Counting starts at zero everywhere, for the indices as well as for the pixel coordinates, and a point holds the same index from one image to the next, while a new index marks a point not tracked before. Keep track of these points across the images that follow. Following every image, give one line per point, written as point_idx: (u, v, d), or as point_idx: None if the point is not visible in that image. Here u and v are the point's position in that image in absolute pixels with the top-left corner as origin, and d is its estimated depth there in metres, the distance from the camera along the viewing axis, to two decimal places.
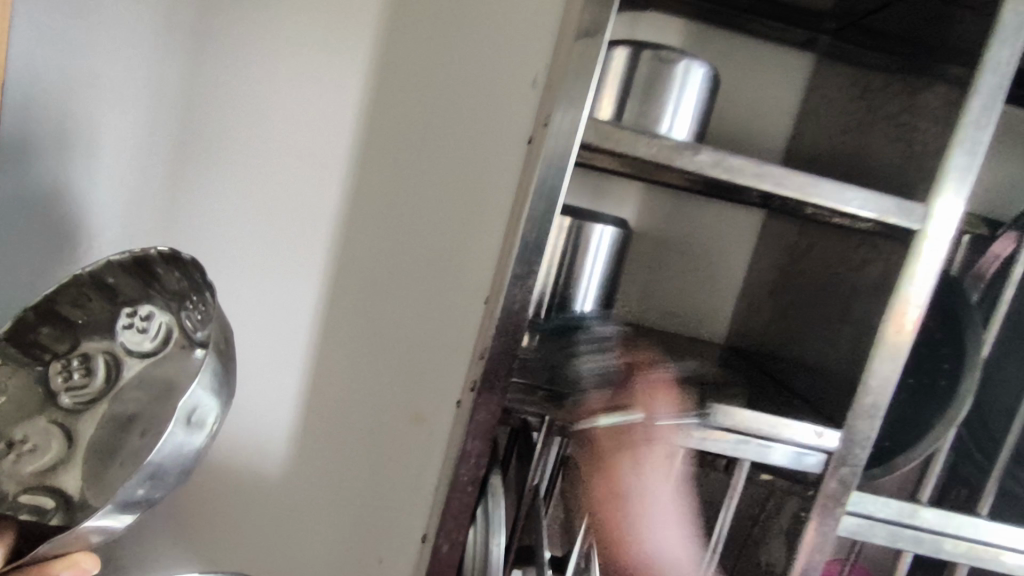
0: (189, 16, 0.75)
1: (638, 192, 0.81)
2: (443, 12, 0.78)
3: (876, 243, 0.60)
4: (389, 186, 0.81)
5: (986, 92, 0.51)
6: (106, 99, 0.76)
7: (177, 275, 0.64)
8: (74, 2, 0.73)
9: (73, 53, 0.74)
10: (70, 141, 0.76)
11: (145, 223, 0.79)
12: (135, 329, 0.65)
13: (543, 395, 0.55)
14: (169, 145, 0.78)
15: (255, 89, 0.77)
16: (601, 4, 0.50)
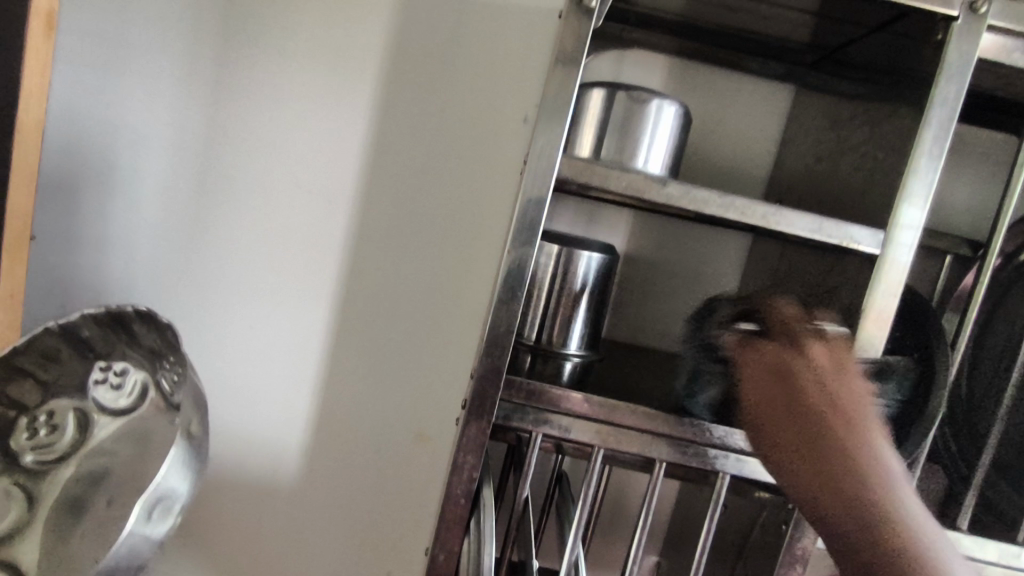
0: (209, 74, 0.82)
1: (628, 219, 0.85)
2: (441, 57, 0.84)
3: (846, 265, 0.64)
4: (392, 219, 0.86)
5: (935, 125, 0.55)
6: (135, 151, 0.83)
7: (154, 333, 0.64)
8: (109, 57, 0.81)
9: (107, 105, 0.82)
10: (105, 180, 0.83)
11: (169, 253, 0.86)
12: (108, 385, 0.67)
13: (530, 413, 0.59)
14: (192, 193, 0.85)
15: (268, 137, 0.84)
16: (572, 54, 0.55)
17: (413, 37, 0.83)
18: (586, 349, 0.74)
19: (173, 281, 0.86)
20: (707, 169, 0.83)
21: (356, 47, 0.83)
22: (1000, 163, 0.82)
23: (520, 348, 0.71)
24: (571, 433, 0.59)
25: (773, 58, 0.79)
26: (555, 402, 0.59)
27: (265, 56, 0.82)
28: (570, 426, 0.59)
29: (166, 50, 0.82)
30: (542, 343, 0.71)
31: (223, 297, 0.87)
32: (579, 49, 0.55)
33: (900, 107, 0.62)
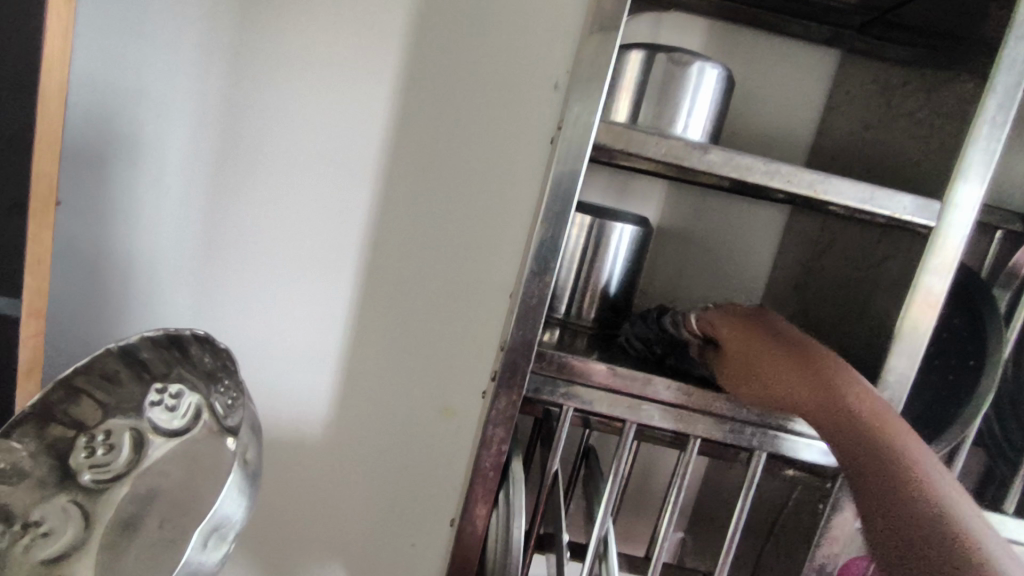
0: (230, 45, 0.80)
1: (660, 191, 0.82)
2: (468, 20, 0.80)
3: (895, 239, 0.61)
4: (419, 188, 0.84)
5: (1001, 90, 0.51)
6: (155, 128, 0.82)
7: (209, 354, 0.63)
8: (128, 28, 0.79)
9: (128, 78, 0.80)
10: (125, 156, 0.82)
11: (190, 232, 0.85)
12: (163, 407, 0.68)
13: (561, 386, 0.58)
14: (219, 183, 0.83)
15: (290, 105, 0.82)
16: (611, 13, 0.52)
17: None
18: (615, 322, 0.73)
19: (194, 260, 0.86)
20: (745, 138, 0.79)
21: (381, 10, 0.80)
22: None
23: (550, 322, 0.70)
24: (601, 407, 0.58)
25: (818, 21, 0.75)
26: (586, 375, 0.57)
27: (288, 20, 0.80)
28: (600, 400, 0.58)
29: (185, 21, 0.79)
30: (571, 317, 0.71)
31: (244, 277, 0.87)
32: (620, 7, 0.52)
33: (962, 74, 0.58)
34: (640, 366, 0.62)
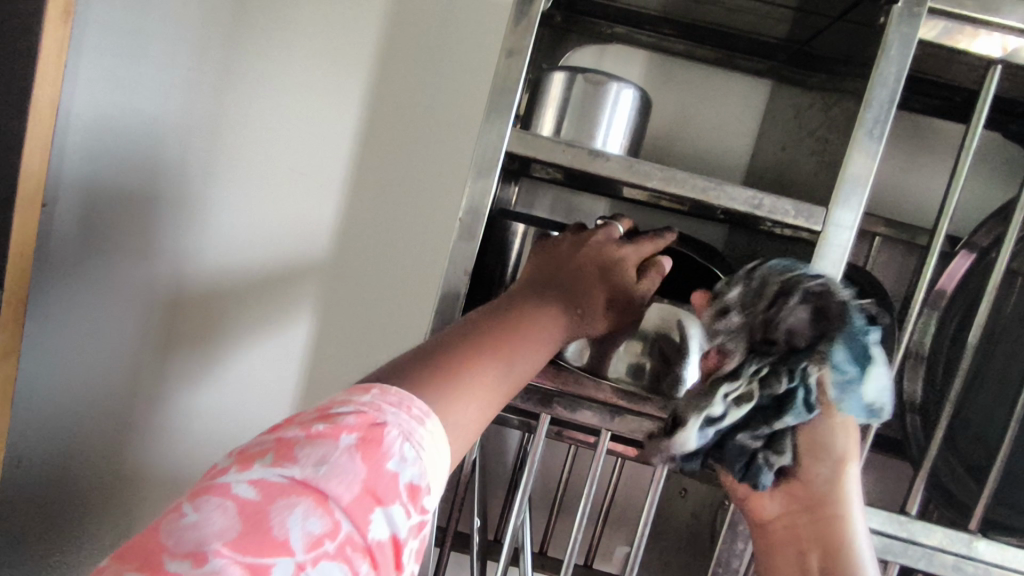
0: (189, 73, 0.87)
1: (607, 207, 0.87)
2: (426, 35, 0.82)
3: (798, 251, 0.65)
4: (368, 201, 0.86)
5: (875, 107, 0.56)
6: (146, 196, 0.90)
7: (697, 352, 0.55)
8: (112, 106, 0.89)
9: (120, 149, 0.89)
10: (120, 216, 0.91)
11: (146, 312, 0.93)
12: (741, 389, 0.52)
13: None
14: (175, 283, 0.92)
15: (249, 134, 0.87)
16: (517, 46, 0.59)
17: (404, 17, 0.82)
18: None
19: (158, 346, 0.94)
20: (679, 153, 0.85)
21: (344, 33, 0.84)
22: (997, 164, 0.80)
23: None
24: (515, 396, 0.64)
25: (753, 54, 0.82)
26: None
27: (262, 43, 0.85)
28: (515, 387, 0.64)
29: (167, 88, 0.88)
30: None
31: (198, 371, 0.94)
32: (525, 39, 0.59)
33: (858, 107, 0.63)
34: None
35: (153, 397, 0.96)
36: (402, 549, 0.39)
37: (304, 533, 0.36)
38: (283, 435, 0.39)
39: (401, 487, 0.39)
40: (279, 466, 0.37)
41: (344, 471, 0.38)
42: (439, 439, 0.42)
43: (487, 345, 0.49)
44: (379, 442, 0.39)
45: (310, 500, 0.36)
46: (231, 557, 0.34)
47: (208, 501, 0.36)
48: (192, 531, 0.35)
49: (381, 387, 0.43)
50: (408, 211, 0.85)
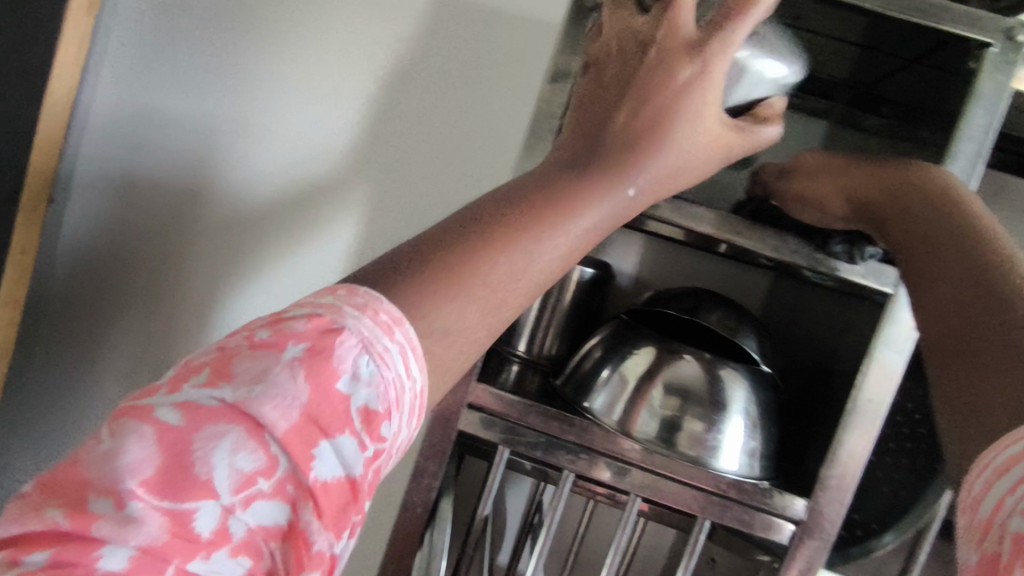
0: (208, 80, 0.84)
1: (642, 242, 0.80)
2: (457, 55, 0.80)
3: (856, 308, 0.58)
4: (387, 219, 0.84)
5: (958, 163, 0.52)
6: (164, 197, 0.88)
7: (714, 406, 0.55)
8: (134, 101, 0.86)
9: (141, 148, 0.87)
10: (136, 216, 0.88)
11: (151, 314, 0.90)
12: (697, 441, 0.55)
13: (498, 425, 0.56)
14: (181, 296, 0.89)
15: (267, 146, 0.85)
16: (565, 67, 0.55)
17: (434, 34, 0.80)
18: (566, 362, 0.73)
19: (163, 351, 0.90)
20: (724, 188, 0.77)
21: (379, 45, 0.81)
22: None
23: (513, 359, 0.72)
24: (536, 451, 0.56)
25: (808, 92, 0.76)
26: (522, 416, 0.55)
27: (287, 50, 0.83)
28: (535, 440, 0.55)
29: (190, 87, 0.85)
30: (533, 357, 0.72)
31: None
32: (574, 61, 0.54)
33: (931, 161, 0.58)
34: (575, 404, 0.60)
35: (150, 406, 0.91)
36: (360, 485, 0.37)
37: (231, 473, 0.34)
38: (225, 348, 0.38)
39: (353, 412, 0.37)
40: (214, 385, 0.35)
41: (283, 392, 0.35)
42: (411, 349, 0.39)
43: (535, 215, 0.45)
44: (331, 351, 0.37)
45: (240, 430, 0.34)
46: (149, 501, 0.32)
47: (126, 425, 0.34)
48: (108, 458, 0.33)
49: (347, 287, 0.41)
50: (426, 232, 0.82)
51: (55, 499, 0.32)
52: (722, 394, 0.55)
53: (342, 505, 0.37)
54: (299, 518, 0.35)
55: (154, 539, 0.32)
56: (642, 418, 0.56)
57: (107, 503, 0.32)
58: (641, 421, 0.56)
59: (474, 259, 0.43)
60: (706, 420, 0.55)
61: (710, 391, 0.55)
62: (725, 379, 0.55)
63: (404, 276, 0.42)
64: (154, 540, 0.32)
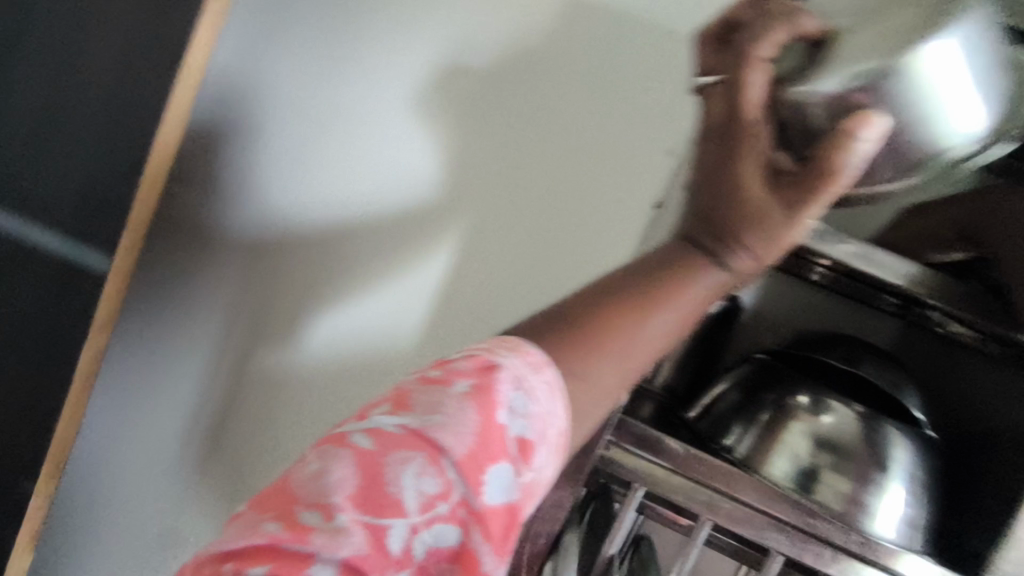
0: (326, 70, 0.82)
1: None
2: (597, 69, 0.76)
3: None
4: (500, 230, 0.80)
5: None
6: (265, 172, 0.84)
7: (868, 461, 0.52)
8: (246, 71, 0.83)
9: (249, 119, 0.84)
10: (236, 190, 0.85)
11: (235, 293, 0.87)
12: (848, 496, 0.51)
13: (637, 464, 0.52)
14: (273, 276, 0.87)
15: (380, 145, 0.81)
16: None
17: (574, 44, 0.76)
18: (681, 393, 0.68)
19: (249, 330, 0.88)
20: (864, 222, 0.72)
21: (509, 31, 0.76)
22: None
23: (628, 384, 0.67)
24: (676, 496, 0.51)
25: None
26: (666, 454, 0.52)
27: (411, 28, 0.79)
28: (675, 483, 0.52)
29: (303, 59, 0.82)
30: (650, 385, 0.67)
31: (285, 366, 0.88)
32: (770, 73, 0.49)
33: None
34: (710, 445, 0.56)
35: (232, 386, 0.90)
36: (517, 512, 0.38)
37: (417, 494, 0.36)
38: (402, 387, 0.40)
39: (509, 442, 0.38)
40: (396, 416, 0.38)
41: (457, 422, 0.37)
42: (556, 390, 0.40)
43: (670, 282, 0.46)
44: (492, 388, 0.39)
45: (424, 456, 0.36)
46: (353, 514, 0.35)
47: (328, 451, 0.37)
48: (317, 478, 0.36)
49: (500, 336, 0.42)
50: (536, 236, 0.78)
51: (270, 512, 0.36)
52: (877, 449, 0.52)
53: (502, 532, 0.37)
54: (469, 541, 0.37)
55: (356, 552, 0.34)
56: (784, 466, 0.53)
57: (317, 516, 0.35)
58: (782, 469, 0.53)
59: (615, 327, 0.44)
60: (859, 476, 0.52)
61: (861, 445, 0.52)
62: (882, 434, 0.53)
63: (557, 322, 0.44)
64: (358, 554, 0.35)
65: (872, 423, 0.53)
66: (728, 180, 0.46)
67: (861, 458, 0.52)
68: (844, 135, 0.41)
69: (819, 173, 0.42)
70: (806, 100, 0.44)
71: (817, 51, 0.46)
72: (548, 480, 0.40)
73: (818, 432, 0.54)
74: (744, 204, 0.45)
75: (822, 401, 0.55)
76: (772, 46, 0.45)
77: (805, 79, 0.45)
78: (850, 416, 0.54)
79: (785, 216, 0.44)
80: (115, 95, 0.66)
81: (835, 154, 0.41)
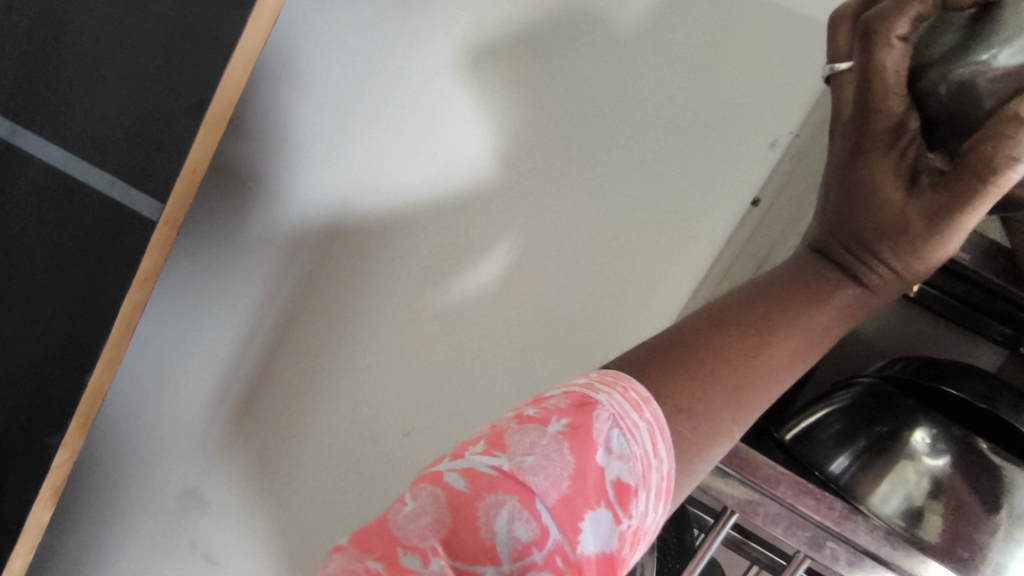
0: (386, 32, 0.73)
1: None
2: (703, 36, 0.64)
3: None
4: (567, 219, 0.71)
5: None
6: (318, 127, 0.77)
7: (991, 508, 0.46)
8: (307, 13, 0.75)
9: (306, 67, 0.76)
10: (285, 144, 0.78)
11: (277, 255, 0.82)
12: (964, 544, 0.46)
13: (732, 490, 0.46)
14: (319, 240, 0.80)
15: (442, 125, 0.73)
16: None
17: (677, 5, 0.64)
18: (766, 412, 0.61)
19: (290, 296, 0.83)
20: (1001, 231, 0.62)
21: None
22: None
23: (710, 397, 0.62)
24: (775, 528, 0.45)
25: None
26: (767, 481, 0.46)
27: None
28: (775, 513, 0.45)
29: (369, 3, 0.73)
30: None
31: (325, 337, 0.83)
32: None
33: None
34: (806, 475, 0.51)
35: (267, 352, 0.85)
36: (619, 565, 0.32)
37: (510, 542, 0.31)
38: (499, 423, 0.35)
39: (608, 486, 0.32)
40: (489, 454, 0.33)
41: (552, 464, 0.32)
42: (660, 431, 0.34)
43: (807, 291, 0.39)
44: (591, 428, 0.32)
45: (516, 500, 0.31)
46: (446, 561, 0.32)
47: (420, 490, 0.33)
48: (410, 521, 0.33)
49: (603, 368, 0.36)
50: (613, 221, 0.70)
51: (372, 554, 0.33)
52: (1004, 496, 0.46)
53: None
54: None
55: None
56: (891, 504, 0.48)
57: (416, 560, 0.32)
58: (889, 506, 0.48)
59: (724, 356, 0.37)
60: (981, 523, 0.46)
61: (981, 488, 0.47)
62: (1012, 480, 0.46)
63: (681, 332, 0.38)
64: None
65: (1001, 467, 0.47)
66: (861, 186, 0.38)
67: (982, 504, 0.46)
68: (1011, 126, 0.32)
69: (973, 174, 0.33)
70: (974, 81, 0.34)
71: (982, 22, 0.34)
72: (654, 528, 0.34)
73: (932, 470, 0.48)
74: (881, 213, 0.37)
75: (939, 437, 0.49)
76: (911, 23, 0.35)
77: (967, 57, 0.34)
78: (972, 457, 0.48)
79: (929, 226, 0.36)
80: (181, 45, 0.62)
81: (1003, 151, 0.32)
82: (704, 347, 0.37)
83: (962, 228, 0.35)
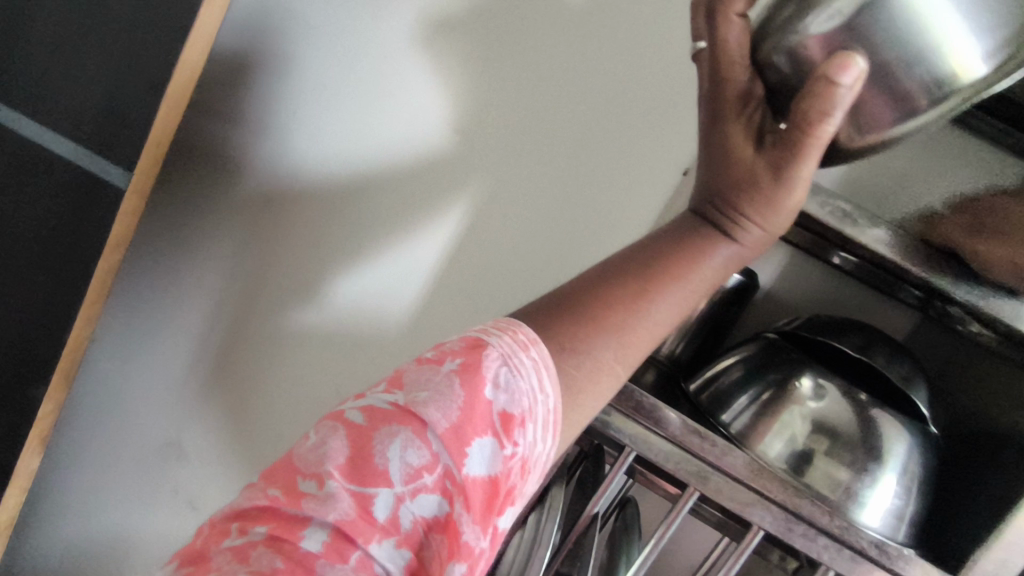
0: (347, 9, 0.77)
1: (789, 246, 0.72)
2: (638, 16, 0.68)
3: None
4: (516, 189, 0.76)
5: None
6: (284, 99, 0.82)
7: (860, 449, 0.52)
8: None
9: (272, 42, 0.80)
10: (253, 114, 0.83)
11: (249, 219, 0.87)
12: (836, 479, 0.51)
13: (630, 428, 0.52)
14: (286, 207, 0.85)
15: (396, 96, 0.78)
16: None
17: None
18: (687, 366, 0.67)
19: (261, 259, 0.88)
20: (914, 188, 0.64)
21: None
22: None
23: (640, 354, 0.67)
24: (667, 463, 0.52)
25: None
26: (661, 423, 0.52)
27: None
28: (667, 450, 0.52)
29: None
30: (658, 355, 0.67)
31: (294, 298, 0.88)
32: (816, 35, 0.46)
33: None
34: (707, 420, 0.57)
35: (241, 311, 0.91)
36: (504, 486, 0.37)
37: (402, 465, 0.35)
38: (402, 368, 0.40)
39: (494, 416, 0.37)
40: (390, 393, 0.38)
41: (444, 397, 0.36)
42: (545, 367, 0.38)
43: (686, 249, 0.44)
44: (480, 366, 0.37)
45: (410, 430, 0.36)
46: (342, 483, 0.35)
47: (324, 427, 0.38)
48: (316, 451, 0.37)
49: (498, 319, 0.41)
50: (557, 190, 0.75)
51: (278, 484, 0.37)
52: (872, 438, 0.52)
53: (489, 504, 0.36)
54: (453, 513, 0.36)
55: (342, 517, 0.34)
56: (777, 445, 0.53)
57: (312, 484, 0.35)
58: (773, 445, 0.53)
59: (607, 306, 0.41)
60: (851, 462, 0.51)
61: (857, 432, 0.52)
62: (880, 425, 0.52)
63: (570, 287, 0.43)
64: (343, 520, 0.34)
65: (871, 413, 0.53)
66: (719, 145, 0.43)
67: (855, 446, 0.52)
68: (820, 84, 0.35)
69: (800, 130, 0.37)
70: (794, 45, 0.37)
71: None
72: (543, 459, 0.39)
73: (815, 414, 0.53)
74: (733, 169, 0.42)
75: (822, 384, 0.54)
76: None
77: (795, 24, 0.37)
78: (851, 404, 0.53)
79: (773, 179, 0.40)
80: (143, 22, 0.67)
81: (815, 106, 0.35)
82: (590, 297, 0.42)
83: (799, 179, 0.40)
